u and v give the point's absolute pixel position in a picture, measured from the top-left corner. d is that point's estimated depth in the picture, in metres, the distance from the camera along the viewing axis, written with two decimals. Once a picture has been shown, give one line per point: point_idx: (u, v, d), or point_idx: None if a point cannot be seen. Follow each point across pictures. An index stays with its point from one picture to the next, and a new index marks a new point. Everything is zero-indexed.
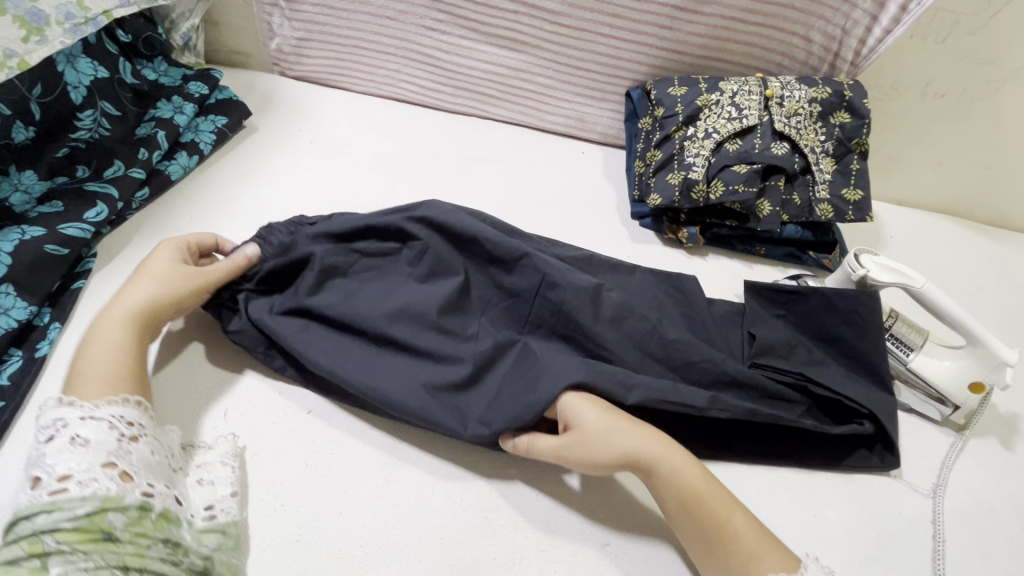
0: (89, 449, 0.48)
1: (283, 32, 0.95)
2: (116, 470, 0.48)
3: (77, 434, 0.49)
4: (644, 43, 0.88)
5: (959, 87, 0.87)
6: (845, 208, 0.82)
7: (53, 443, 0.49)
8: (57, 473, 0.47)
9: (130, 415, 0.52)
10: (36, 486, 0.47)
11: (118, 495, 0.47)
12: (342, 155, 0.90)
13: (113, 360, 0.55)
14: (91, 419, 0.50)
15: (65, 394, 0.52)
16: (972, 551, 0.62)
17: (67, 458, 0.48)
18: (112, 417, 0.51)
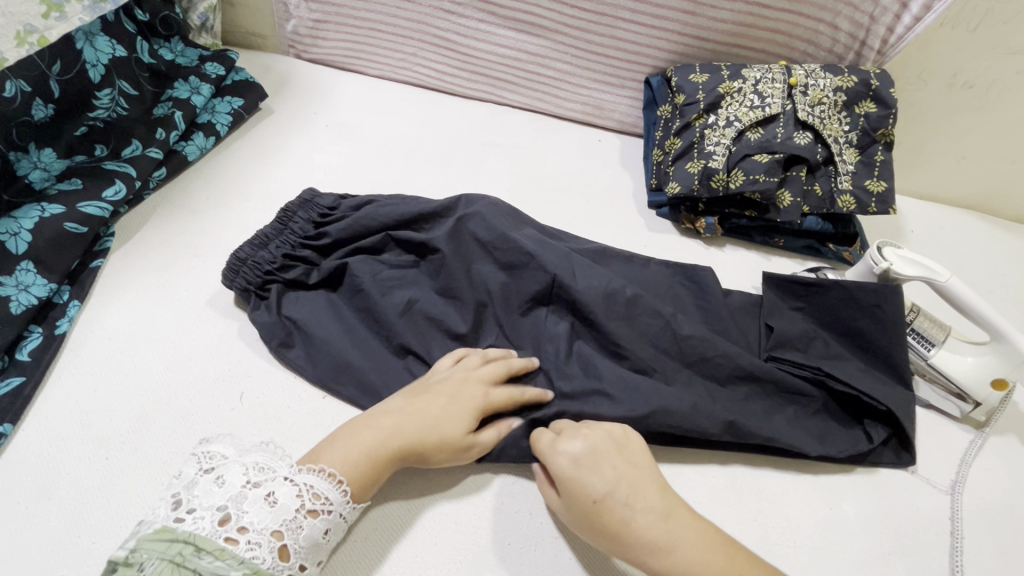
0: (274, 509, 0.45)
1: (299, 13, 0.94)
2: (279, 543, 0.44)
3: (272, 491, 0.46)
4: (666, 28, 0.87)
5: (988, 78, 0.85)
6: (868, 200, 0.80)
7: (256, 489, 0.46)
8: (240, 521, 0.44)
9: (321, 487, 0.48)
10: (221, 521, 0.44)
11: (269, 569, 0.43)
12: (358, 140, 0.89)
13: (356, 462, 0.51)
14: (289, 481, 0.47)
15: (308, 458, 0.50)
16: (991, 549, 0.62)
17: (256, 511, 0.44)
18: (306, 485, 0.47)
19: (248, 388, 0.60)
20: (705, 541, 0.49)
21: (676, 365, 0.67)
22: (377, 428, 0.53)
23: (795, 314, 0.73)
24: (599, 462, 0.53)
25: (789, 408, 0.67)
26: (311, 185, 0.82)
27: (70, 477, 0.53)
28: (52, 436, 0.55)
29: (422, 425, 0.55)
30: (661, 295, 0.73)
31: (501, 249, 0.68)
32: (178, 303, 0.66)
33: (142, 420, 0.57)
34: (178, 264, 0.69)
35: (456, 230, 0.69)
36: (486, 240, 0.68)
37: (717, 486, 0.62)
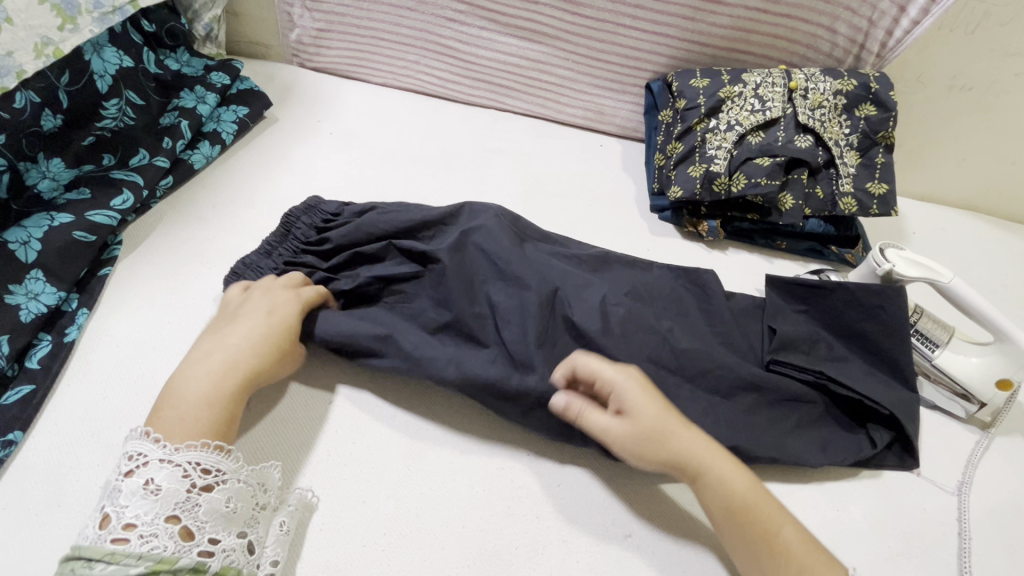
0: (158, 497, 0.45)
1: (303, 23, 0.95)
2: (177, 526, 0.45)
3: (151, 478, 0.46)
4: (666, 34, 0.87)
5: (987, 80, 0.86)
6: (869, 203, 0.81)
7: (129, 479, 0.46)
8: (124, 519, 0.44)
9: (207, 461, 0.48)
10: (103, 524, 0.45)
11: (172, 557, 0.44)
12: (362, 147, 0.90)
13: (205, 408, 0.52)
14: (166, 464, 0.47)
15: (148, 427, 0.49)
16: (998, 549, 0.61)
17: (138, 500, 0.45)
18: (188, 463, 0.47)
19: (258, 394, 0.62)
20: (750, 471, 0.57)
21: (682, 368, 0.67)
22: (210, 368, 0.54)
23: (799, 319, 0.73)
24: (659, 397, 0.56)
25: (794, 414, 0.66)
26: (315, 192, 0.82)
27: (79, 484, 0.53)
28: (59, 443, 0.56)
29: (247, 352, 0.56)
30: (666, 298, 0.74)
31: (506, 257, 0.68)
32: (184, 309, 0.67)
33: None
34: (184, 272, 0.70)
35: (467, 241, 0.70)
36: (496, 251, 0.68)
37: None
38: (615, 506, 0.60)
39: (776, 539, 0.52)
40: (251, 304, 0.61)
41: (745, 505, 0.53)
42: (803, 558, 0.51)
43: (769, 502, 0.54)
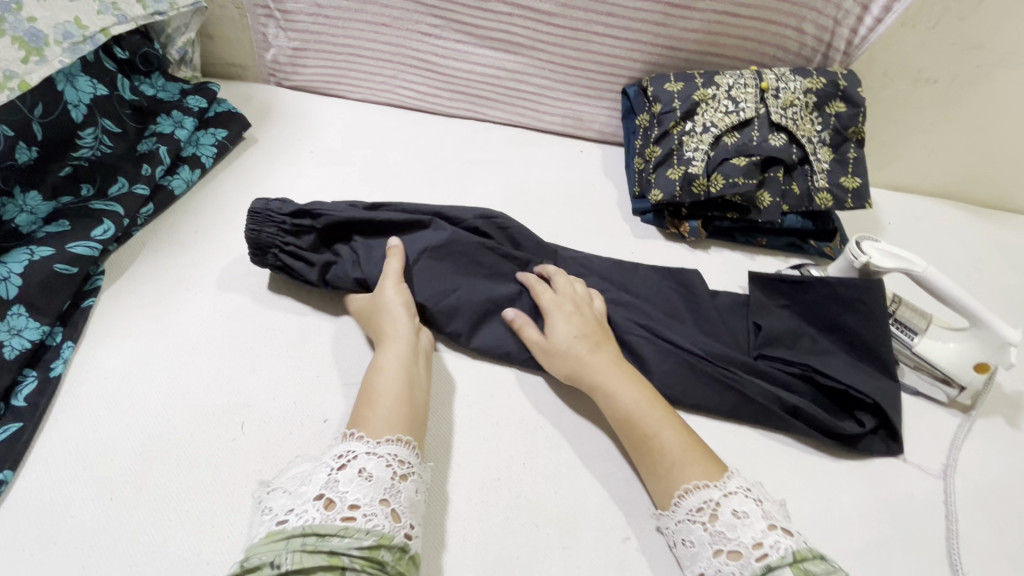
0: (371, 483, 0.49)
1: (278, 42, 0.95)
2: (388, 508, 0.48)
3: (363, 467, 0.50)
4: (639, 40, 0.89)
5: (950, 73, 0.89)
6: (844, 197, 0.83)
7: (343, 472, 0.50)
8: (347, 501, 0.48)
9: (403, 454, 0.53)
10: (328, 507, 0.47)
11: (391, 533, 0.47)
12: (344, 163, 0.90)
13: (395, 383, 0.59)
14: (374, 455, 0.52)
15: (353, 429, 0.54)
16: (985, 529, 0.63)
17: (356, 490, 0.49)
18: (389, 455, 0.52)
19: (248, 415, 0.60)
20: (650, 391, 0.63)
21: (671, 367, 0.68)
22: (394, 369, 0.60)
23: (784, 312, 0.74)
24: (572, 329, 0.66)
25: (789, 399, 0.67)
26: None
27: (75, 521, 0.53)
28: (52, 480, 0.55)
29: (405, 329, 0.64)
30: (653, 300, 0.76)
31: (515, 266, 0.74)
32: (172, 336, 0.66)
33: (144, 456, 0.57)
34: (169, 298, 0.69)
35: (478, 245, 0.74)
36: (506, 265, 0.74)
37: None
38: (613, 509, 0.60)
39: (657, 445, 0.58)
40: (387, 305, 0.65)
41: (632, 414, 0.61)
42: (674, 458, 0.57)
43: (657, 416, 0.60)
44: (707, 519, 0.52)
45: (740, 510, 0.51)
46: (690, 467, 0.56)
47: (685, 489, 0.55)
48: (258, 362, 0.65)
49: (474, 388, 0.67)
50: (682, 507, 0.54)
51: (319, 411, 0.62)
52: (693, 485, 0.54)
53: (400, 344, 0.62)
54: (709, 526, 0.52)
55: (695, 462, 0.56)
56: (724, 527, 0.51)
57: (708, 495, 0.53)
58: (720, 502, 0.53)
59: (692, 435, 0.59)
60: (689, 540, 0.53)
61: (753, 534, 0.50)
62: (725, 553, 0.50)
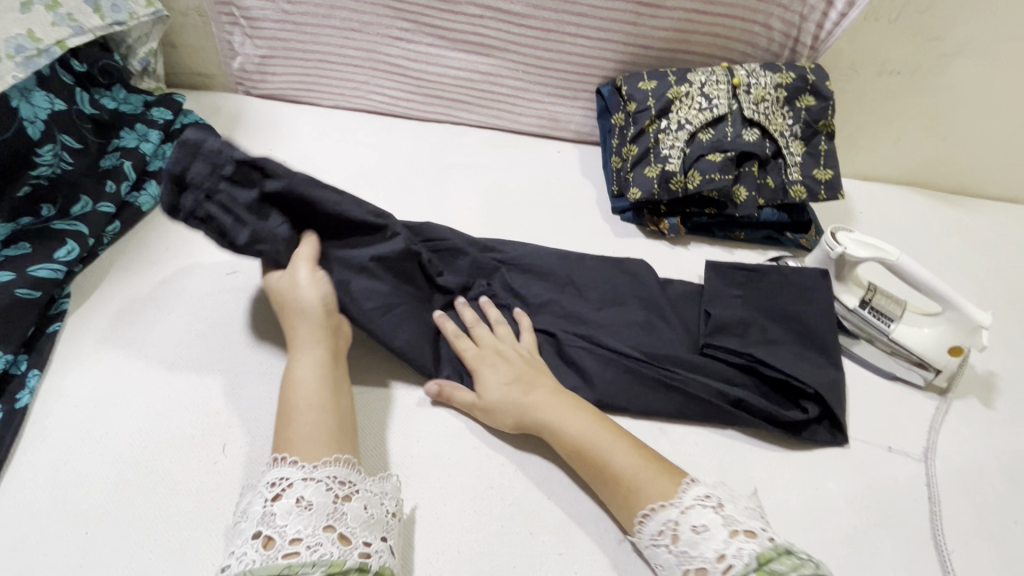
0: (311, 511, 0.47)
1: (245, 50, 0.93)
2: (335, 533, 0.47)
3: (298, 495, 0.48)
4: (612, 39, 0.89)
5: (911, 64, 0.91)
6: (817, 188, 0.84)
7: (278, 503, 0.48)
8: (288, 535, 0.45)
9: (342, 474, 0.51)
10: (266, 546, 0.45)
11: (341, 559, 0.45)
12: (318, 172, 0.89)
13: (320, 397, 0.57)
14: (310, 481, 0.50)
15: (279, 451, 0.53)
16: (968, 509, 0.64)
17: (295, 521, 0.46)
18: (327, 477, 0.50)
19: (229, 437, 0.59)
20: (595, 415, 0.62)
21: (614, 372, 0.68)
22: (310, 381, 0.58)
23: (737, 304, 0.75)
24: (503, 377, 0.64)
25: (732, 392, 0.67)
26: None
27: (48, 558, 0.51)
28: (22, 516, 0.53)
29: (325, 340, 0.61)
30: (602, 291, 0.76)
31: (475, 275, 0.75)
32: (144, 359, 0.64)
33: (120, 485, 0.55)
34: (140, 319, 0.67)
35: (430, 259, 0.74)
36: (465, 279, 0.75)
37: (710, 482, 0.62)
38: (603, 511, 0.61)
39: (612, 472, 0.57)
40: (294, 314, 0.62)
41: (581, 446, 0.59)
42: (631, 481, 0.56)
43: (606, 441, 0.59)
44: (670, 539, 0.51)
45: (698, 524, 0.50)
46: (649, 487, 0.54)
47: (646, 513, 0.53)
48: (238, 381, 0.63)
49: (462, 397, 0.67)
50: (645, 532, 0.53)
51: None
52: (653, 508, 0.53)
53: (317, 351, 0.61)
54: (672, 547, 0.50)
55: (652, 480, 0.55)
56: (686, 546, 0.49)
57: (666, 515, 0.52)
58: (680, 520, 0.51)
59: (644, 451, 0.58)
60: (660, 564, 0.52)
61: (715, 546, 0.48)
62: (693, 571, 0.48)
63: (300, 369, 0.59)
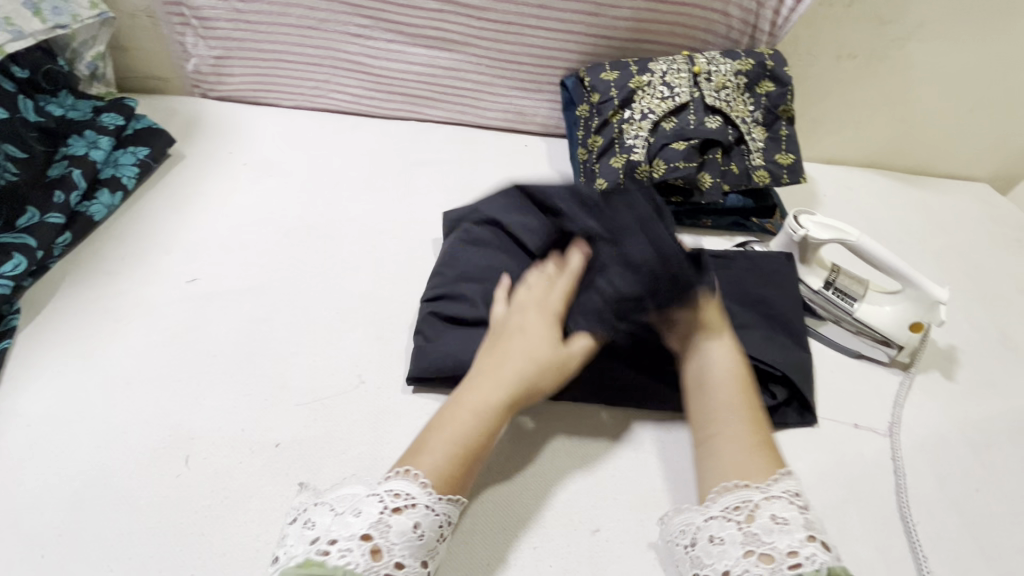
0: (418, 543, 0.45)
1: (198, 51, 0.90)
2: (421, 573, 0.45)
3: (418, 522, 0.45)
4: (573, 30, 0.88)
5: (868, 48, 0.93)
6: (780, 172, 0.85)
7: (398, 517, 0.45)
8: (394, 559, 0.43)
9: (451, 512, 0.48)
10: (374, 557, 0.42)
11: None
12: (280, 174, 0.87)
13: (467, 432, 0.51)
14: (430, 510, 0.46)
15: (410, 464, 0.48)
16: (931, 480, 0.66)
17: (405, 549, 0.43)
18: (444, 512, 0.47)
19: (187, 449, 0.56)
20: (746, 374, 0.58)
21: None
22: (476, 390, 0.54)
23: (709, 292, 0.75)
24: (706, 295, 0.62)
25: None
26: (235, 226, 0.78)
27: None
28: None
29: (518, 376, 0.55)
30: None
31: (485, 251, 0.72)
32: (104, 374, 0.61)
33: (76, 506, 0.52)
34: (96, 332, 0.64)
35: (445, 245, 0.74)
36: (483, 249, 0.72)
37: (682, 468, 0.62)
38: (575, 502, 0.59)
39: (717, 432, 0.54)
40: (509, 328, 0.59)
41: (703, 394, 0.57)
42: (737, 440, 0.52)
43: (728, 406, 0.55)
44: (743, 519, 0.47)
45: (780, 516, 0.46)
46: (752, 458, 0.51)
47: (729, 485, 0.49)
48: (200, 390, 0.60)
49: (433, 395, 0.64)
50: (717, 503, 0.49)
51: (269, 435, 0.58)
52: (738, 483, 0.49)
53: (501, 377, 0.55)
54: (744, 528, 0.46)
55: (760, 457, 0.51)
56: (760, 530, 0.45)
57: (747, 496, 0.48)
58: (760, 506, 0.47)
59: (761, 433, 0.53)
60: (716, 538, 0.47)
61: (791, 541, 0.44)
62: (756, 555, 0.44)
63: (476, 391, 0.54)
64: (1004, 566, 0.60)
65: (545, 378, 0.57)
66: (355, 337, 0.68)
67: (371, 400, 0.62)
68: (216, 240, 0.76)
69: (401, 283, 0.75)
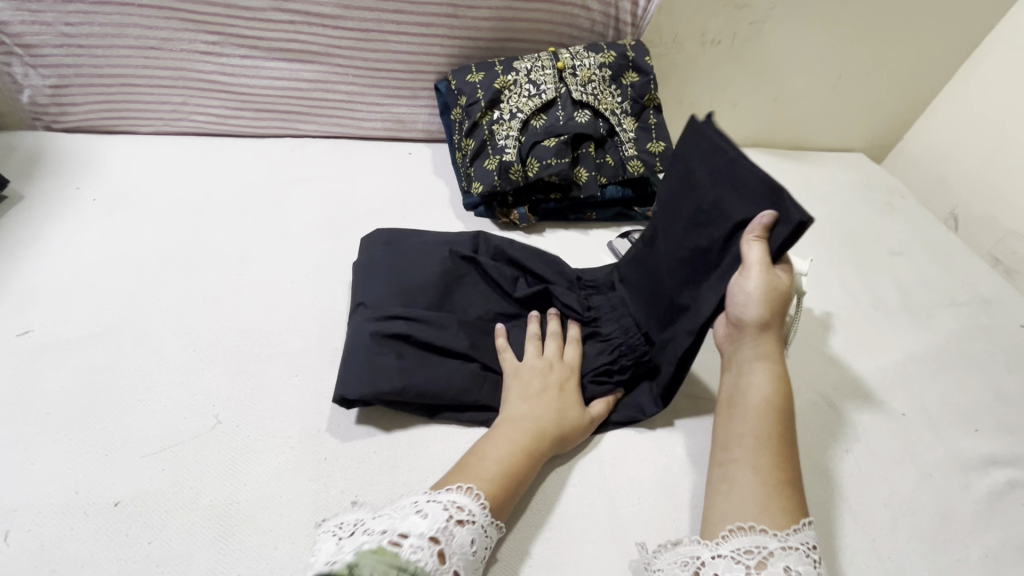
0: (471, 558, 0.46)
1: (31, 82, 0.83)
2: None
3: (473, 538, 0.47)
4: (436, 34, 0.87)
5: (729, 33, 0.95)
6: (653, 161, 0.87)
7: (459, 528, 0.46)
8: (451, 568, 0.44)
9: (495, 534, 0.50)
10: (439, 561, 0.43)
11: None
12: (134, 206, 0.81)
13: (507, 463, 0.53)
14: (483, 527, 0.48)
15: (459, 479, 0.51)
16: (805, 448, 0.68)
17: (461, 560, 0.45)
18: (491, 530, 0.49)
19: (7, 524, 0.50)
20: (786, 410, 0.55)
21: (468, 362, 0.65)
22: (525, 425, 0.57)
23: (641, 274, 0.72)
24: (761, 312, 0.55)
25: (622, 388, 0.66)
26: (80, 268, 0.72)
27: None
28: None
29: (554, 425, 0.58)
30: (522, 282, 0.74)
31: (448, 270, 0.71)
32: None
33: None
34: None
35: (384, 263, 0.72)
36: (451, 268, 0.71)
37: (559, 468, 0.61)
38: None
39: (744, 457, 0.52)
40: (541, 379, 0.62)
41: (734, 415, 0.55)
42: (753, 478, 0.51)
43: (760, 438, 0.53)
44: (754, 564, 0.46)
45: (795, 568, 0.45)
46: (766, 498, 0.49)
47: (738, 527, 0.48)
48: (29, 454, 0.55)
49: (295, 427, 0.60)
50: (726, 544, 0.48)
51: (110, 492, 0.53)
52: (745, 525, 0.48)
53: (540, 417, 0.58)
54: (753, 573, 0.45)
55: (770, 498, 0.49)
56: None
57: (762, 541, 0.47)
58: (774, 554, 0.46)
59: (789, 471, 0.51)
60: None
61: None
62: None
63: (518, 430, 0.56)
64: (871, 522, 0.62)
65: (573, 428, 0.60)
66: (214, 374, 0.63)
67: (227, 442, 0.58)
68: (56, 286, 0.69)
69: (266, 310, 0.71)
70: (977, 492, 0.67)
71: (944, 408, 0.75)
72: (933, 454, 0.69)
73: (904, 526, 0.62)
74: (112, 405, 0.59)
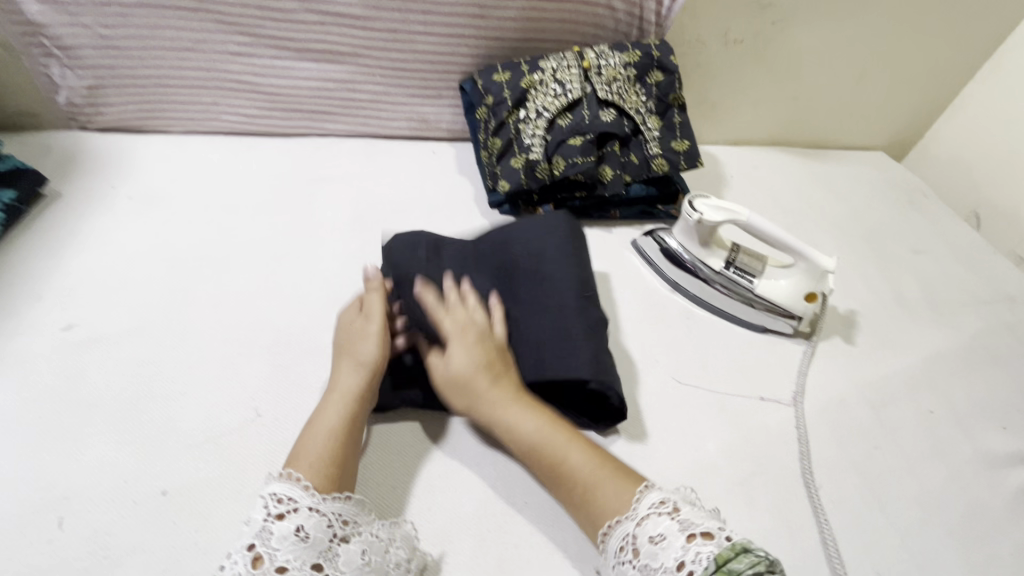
0: (307, 543, 0.45)
1: (67, 83, 0.85)
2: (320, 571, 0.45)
3: (300, 524, 0.46)
4: (462, 34, 0.88)
5: (752, 31, 0.96)
6: (677, 159, 0.87)
7: (280, 522, 0.46)
8: (277, 562, 0.44)
9: (344, 512, 0.49)
10: (255, 563, 0.44)
11: None
12: (167, 205, 0.82)
13: (326, 439, 0.53)
14: (314, 512, 0.47)
15: (286, 467, 0.50)
16: (833, 445, 0.68)
17: (289, 550, 0.45)
18: (330, 513, 0.48)
19: (60, 513, 0.52)
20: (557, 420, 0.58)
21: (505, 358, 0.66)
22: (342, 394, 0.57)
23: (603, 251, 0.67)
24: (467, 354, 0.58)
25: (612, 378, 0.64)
26: (118, 264, 0.74)
27: None
28: None
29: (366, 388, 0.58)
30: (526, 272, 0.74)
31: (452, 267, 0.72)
32: None
33: None
34: None
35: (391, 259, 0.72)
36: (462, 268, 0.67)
37: None
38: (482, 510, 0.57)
39: (566, 477, 0.54)
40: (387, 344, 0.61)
41: (533, 451, 0.56)
42: (586, 480, 0.53)
43: (567, 453, 0.55)
44: (632, 555, 0.47)
45: (655, 533, 0.47)
46: (605, 487, 0.52)
47: (608, 530, 0.50)
48: (77, 445, 0.56)
49: None
50: (609, 551, 0.49)
51: (156, 482, 0.55)
52: (611, 524, 0.50)
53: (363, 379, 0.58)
54: (637, 562, 0.47)
55: (609, 483, 0.53)
56: (648, 559, 0.46)
57: (624, 531, 0.49)
58: (637, 534, 0.48)
59: (607, 462, 0.55)
60: None
61: (674, 554, 0.45)
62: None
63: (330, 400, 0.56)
64: (900, 519, 0.62)
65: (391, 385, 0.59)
66: (251, 369, 0.65)
67: (267, 435, 0.59)
68: (96, 283, 0.71)
69: (300, 306, 0.72)
70: (1006, 490, 0.67)
71: (971, 406, 0.75)
72: (961, 451, 0.70)
73: (934, 523, 0.63)
74: (155, 398, 0.61)
